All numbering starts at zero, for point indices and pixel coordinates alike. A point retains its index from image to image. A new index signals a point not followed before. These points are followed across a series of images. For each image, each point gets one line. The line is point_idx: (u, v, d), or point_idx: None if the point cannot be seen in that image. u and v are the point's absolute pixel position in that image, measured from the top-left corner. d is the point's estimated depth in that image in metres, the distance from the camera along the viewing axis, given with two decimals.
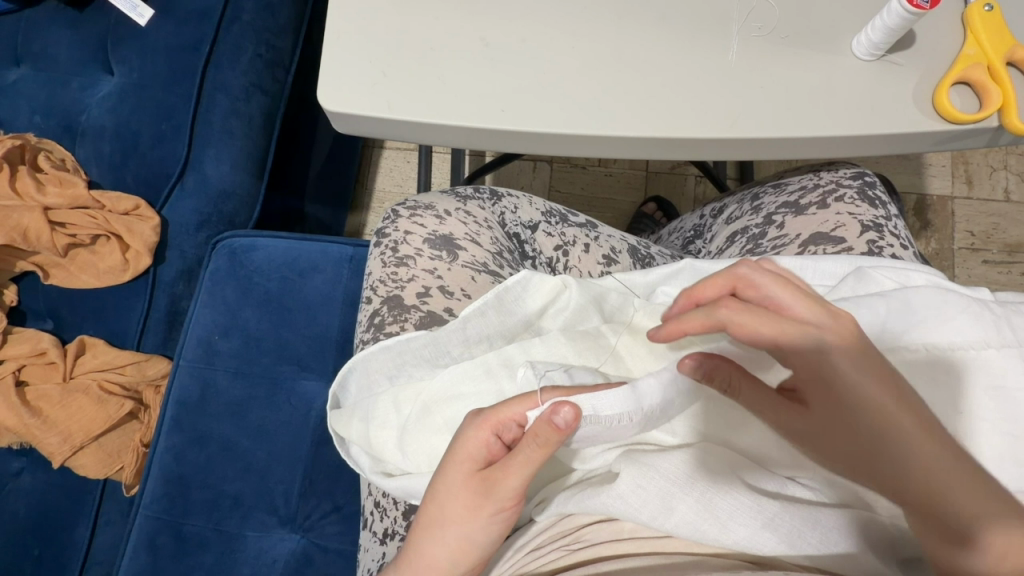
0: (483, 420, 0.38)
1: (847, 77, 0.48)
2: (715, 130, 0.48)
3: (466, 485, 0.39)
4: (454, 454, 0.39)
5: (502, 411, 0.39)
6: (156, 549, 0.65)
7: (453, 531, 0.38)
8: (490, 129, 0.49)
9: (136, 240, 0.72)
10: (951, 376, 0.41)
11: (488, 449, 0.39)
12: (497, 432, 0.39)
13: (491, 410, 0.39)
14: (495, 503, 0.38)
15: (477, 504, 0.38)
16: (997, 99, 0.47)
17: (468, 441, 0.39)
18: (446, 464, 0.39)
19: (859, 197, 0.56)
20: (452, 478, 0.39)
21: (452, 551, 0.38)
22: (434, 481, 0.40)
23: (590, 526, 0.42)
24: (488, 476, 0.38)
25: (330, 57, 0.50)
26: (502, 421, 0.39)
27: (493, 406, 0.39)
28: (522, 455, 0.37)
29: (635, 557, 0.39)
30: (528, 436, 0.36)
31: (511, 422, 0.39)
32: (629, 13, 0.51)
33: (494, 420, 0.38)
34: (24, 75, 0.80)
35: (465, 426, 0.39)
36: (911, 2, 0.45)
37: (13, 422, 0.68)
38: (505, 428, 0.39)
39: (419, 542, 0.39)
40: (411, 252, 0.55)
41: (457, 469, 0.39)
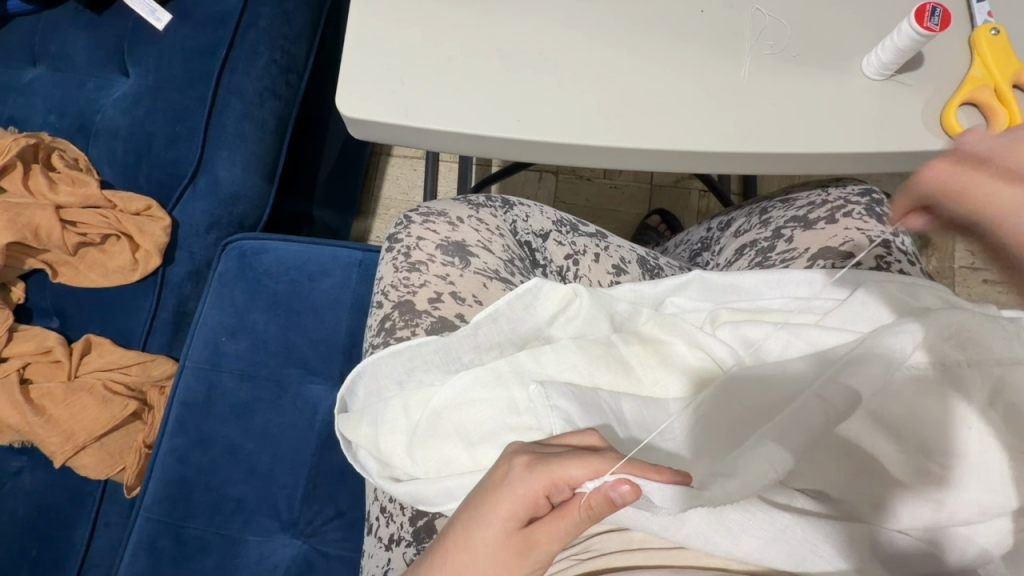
0: (538, 476, 0.37)
1: (857, 95, 0.49)
2: (727, 144, 0.49)
3: (504, 540, 0.37)
4: (496, 509, 0.37)
5: (557, 471, 0.37)
6: (156, 552, 0.65)
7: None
8: (504, 138, 0.50)
9: (147, 240, 0.73)
10: None
11: (534, 508, 0.37)
12: (548, 492, 0.37)
13: (546, 466, 0.37)
14: (532, 565, 0.37)
15: (513, 568, 0.36)
16: (1005, 119, 0.47)
17: (515, 495, 0.37)
18: (483, 513, 0.37)
19: (867, 214, 0.56)
20: (487, 529, 0.37)
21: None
22: (467, 532, 0.37)
23: (599, 536, 0.43)
24: (529, 536, 0.36)
25: (350, 64, 0.51)
26: (555, 481, 0.37)
27: (548, 462, 0.37)
28: (571, 522, 0.36)
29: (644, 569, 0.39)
30: (580, 505, 0.36)
31: (564, 484, 0.37)
32: (645, 29, 0.52)
33: (551, 479, 0.36)
34: (39, 75, 0.81)
35: (514, 476, 0.37)
36: (922, 24, 0.46)
37: (15, 420, 0.68)
38: (557, 490, 0.37)
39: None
40: (423, 258, 0.55)
41: (496, 523, 0.37)
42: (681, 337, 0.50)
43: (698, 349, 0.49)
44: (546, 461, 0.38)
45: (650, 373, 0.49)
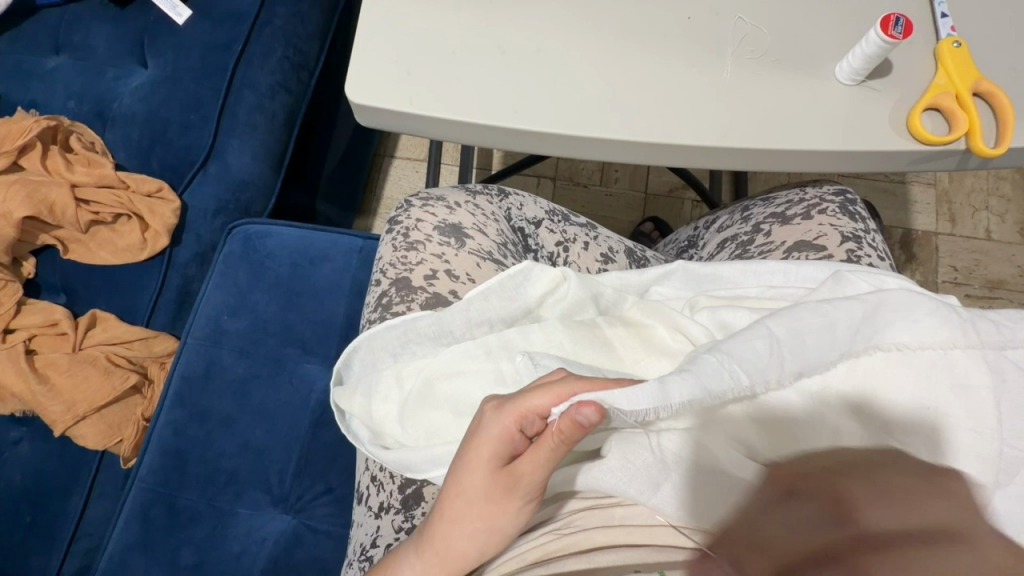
0: (508, 412, 0.40)
1: (830, 98, 0.53)
2: (708, 139, 0.52)
3: (491, 481, 0.41)
4: (478, 452, 0.41)
5: (523, 405, 0.39)
6: (149, 521, 0.66)
7: (477, 526, 0.41)
8: (502, 127, 0.53)
9: (156, 220, 0.76)
10: (922, 369, 0.44)
11: (512, 445, 0.40)
12: (520, 426, 0.40)
13: (513, 405, 0.40)
14: (522, 496, 0.40)
15: (505, 502, 0.40)
16: (964, 124, 0.51)
17: (490, 437, 0.40)
18: (467, 461, 0.41)
19: (841, 211, 0.60)
20: (474, 477, 0.41)
21: (475, 543, 0.41)
22: (460, 478, 0.41)
23: (582, 511, 0.44)
24: (513, 471, 0.40)
25: (360, 55, 0.55)
26: (524, 415, 0.39)
27: (513, 400, 0.40)
28: (547, 449, 0.38)
29: (626, 547, 0.41)
30: (552, 432, 0.38)
31: (533, 416, 0.39)
32: (636, 32, 0.56)
33: (518, 413, 0.39)
34: (62, 63, 0.85)
35: (486, 421, 0.41)
36: (887, 33, 0.50)
37: (19, 388, 0.70)
38: (529, 422, 0.39)
39: (441, 536, 0.42)
40: (421, 238, 0.58)
41: (479, 468, 0.41)
42: (661, 320, 0.52)
43: (678, 332, 0.50)
44: (513, 399, 0.40)
45: (631, 352, 0.51)
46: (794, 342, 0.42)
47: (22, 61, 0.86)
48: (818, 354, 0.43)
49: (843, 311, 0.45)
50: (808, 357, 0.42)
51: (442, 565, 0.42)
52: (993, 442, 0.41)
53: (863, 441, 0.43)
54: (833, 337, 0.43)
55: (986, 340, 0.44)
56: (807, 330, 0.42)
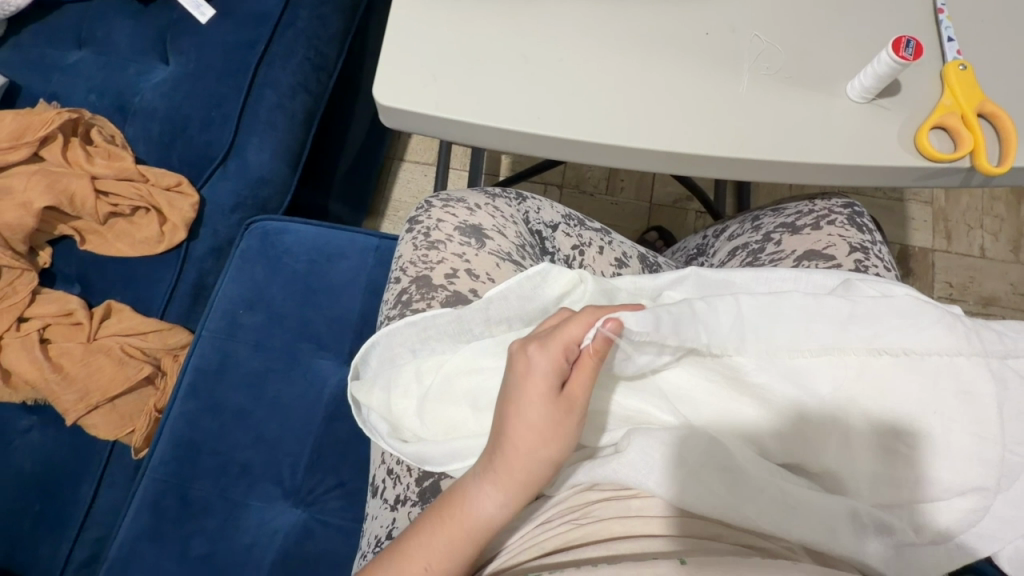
0: (551, 344, 0.43)
1: (842, 113, 0.56)
2: (725, 149, 0.54)
3: (550, 404, 0.42)
4: (531, 384, 0.42)
5: (564, 335, 0.43)
6: (160, 511, 0.67)
7: (547, 448, 0.42)
8: (525, 133, 0.55)
9: (175, 214, 0.77)
10: (931, 375, 0.45)
11: (559, 371, 0.43)
12: (564, 353, 0.43)
13: (555, 336, 0.43)
14: (578, 416, 0.43)
15: (565, 420, 0.42)
16: (969, 143, 0.53)
17: (542, 366, 0.42)
18: (524, 390, 0.43)
19: (849, 223, 0.62)
20: (535, 405, 0.42)
21: (543, 461, 0.42)
22: (519, 413, 0.42)
23: (600, 502, 0.44)
24: (566, 394, 0.42)
25: (390, 58, 0.56)
26: (566, 344, 0.43)
27: (552, 334, 0.43)
28: (590, 370, 0.42)
29: (641, 539, 0.42)
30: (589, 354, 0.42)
31: (573, 343, 0.43)
32: (657, 45, 0.58)
33: (560, 341, 0.43)
34: (83, 57, 0.86)
35: (536, 354, 0.43)
36: (898, 54, 0.52)
37: (33, 376, 0.71)
38: (570, 350, 0.43)
39: (513, 460, 0.42)
40: (442, 237, 0.60)
41: (536, 392, 0.42)
42: None
43: None
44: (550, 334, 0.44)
45: None
46: (765, 324, 0.48)
47: (44, 54, 0.87)
48: (794, 343, 0.47)
49: (828, 306, 0.48)
50: (779, 341, 0.47)
51: (518, 488, 0.42)
52: (994, 445, 0.43)
53: (870, 442, 0.45)
54: (813, 330, 0.47)
55: (989, 348, 0.46)
56: (778, 313, 0.48)
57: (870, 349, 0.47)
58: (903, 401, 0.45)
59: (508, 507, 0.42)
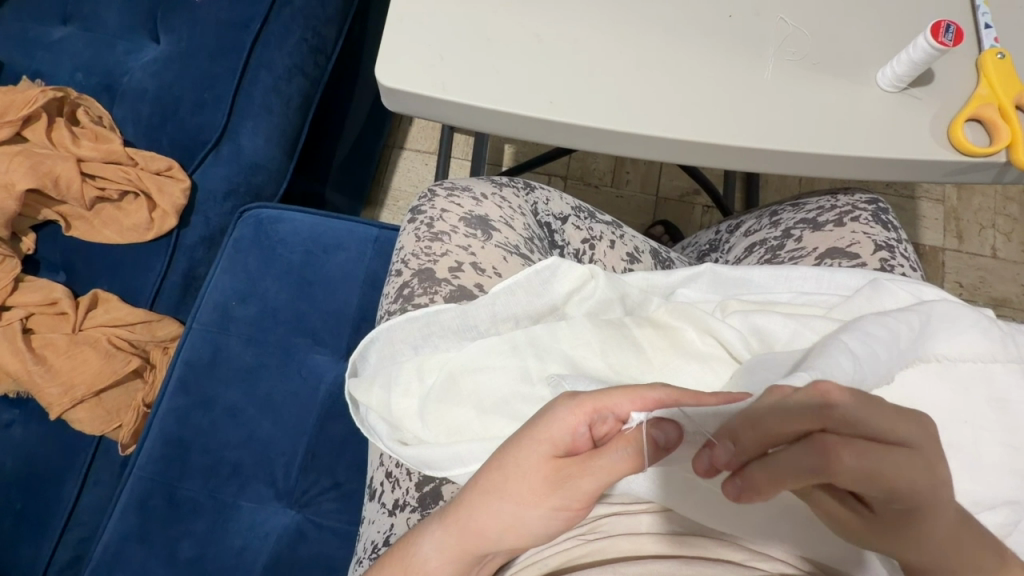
0: (579, 405, 0.36)
1: (871, 104, 0.53)
2: (748, 139, 0.51)
3: (538, 468, 0.37)
4: (536, 432, 0.37)
5: (603, 400, 0.36)
6: (147, 511, 0.64)
7: (508, 511, 0.37)
8: (537, 119, 0.52)
9: (165, 200, 0.74)
10: (966, 382, 0.43)
11: (573, 438, 0.37)
12: (589, 422, 0.36)
13: (590, 395, 0.37)
14: (564, 499, 0.36)
15: (543, 497, 0.36)
16: (1006, 136, 0.51)
17: (555, 423, 0.37)
18: (520, 438, 0.38)
19: (873, 220, 0.59)
20: (526, 451, 0.37)
21: (494, 519, 0.37)
22: (505, 451, 0.38)
23: (606, 518, 0.43)
24: (565, 466, 0.36)
25: (393, 37, 0.53)
26: (599, 411, 0.36)
27: (591, 391, 0.37)
28: (610, 455, 0.35)
29: (653, 561, 0.39)
30: (621, 437, 0.36)
31: (609, 415, 0.36)
32: (676, 28, 0.54)
33: (593, 406, 0.36)
34: (69, 34, 0.82)
35: (554, 408, 0.37)
36: (936, 40, 0.49)
37: (15, 367, 0.69)
38: (601, 419, 0.36)
39: (468, 508, 0.38)
40: (446, 229, 0.57)
41: (534, 440, 0.37)
42: (692, 323, 0.50)
43: (709, 335, 0.49)
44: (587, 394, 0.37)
45: (660, 354, 0.50)
46: (870, 354, 0.40)
47: (28, 29, 0.83)
48: (887, 371, 0.41)
49: (902, 321, 0.43)
50: (879, 370, 0.41)
51: (458, 543, 0.38)
52: None
53: None
54: (895, 348, 0.42)
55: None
56: (874, 340, 0.41)
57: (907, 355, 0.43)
58: (936, 407, 0.42)
59: (440, 561, 0.38)
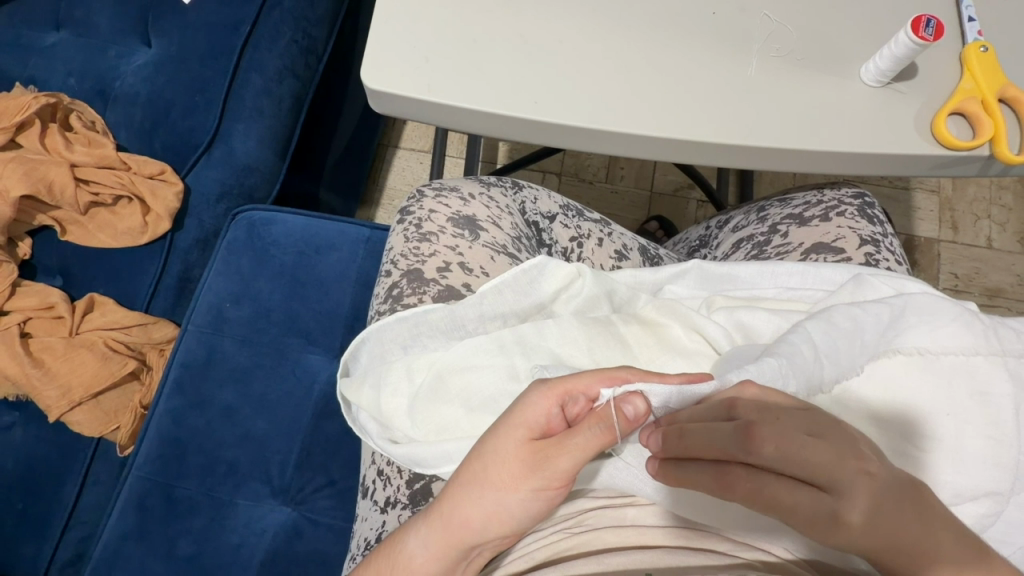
0: (550, 388, 0.37)
1: (855, 99, 0.53)
2: (732, 136, 0.51)
3: (516, 454, 0.37)
4: (511, 419, 0.38)
5: (571, 382, 0.37)
6: (146, 510, 0.65)
7: (490, 501, 0.38)
8: (522, 120, 0.52)
9: (158, 204, 0.75)
10: (949, 376, 0.43)
11: (547, 421, 0.37)
12: (562, 404, 0.37)
13: (559, 379, 0.38)
14: (544, 482, 0.37)
15: (523, 481, 0.37)
16: (989, 130, 0.51)
17: (528, 408, 0.37)
18: (496, 428, 0.39)
19: (858, 214, 0.59)
20: (502, 439, 0.38)
21: (477, 510, 0.38)
22: (483, 442, 0.39)
23: (593, 512, 0.43)
24: (542, 448, 0.37)
25: (377, 39, 0.53)
26: (569, 392, 0.37)
27: (561, 376, 0.38)
28: (584, 434, 0.36)
29: (636, 552, 0.39)
30: (592, 415, 0.36)
31: (579, 395, 0.37)
32: (661, 26, 0.55)
33: (563, 388, 0.37)
34: (62, 39, 0.83)
35: (526, 394, 0.38)
36: (917, 34, 0.49)
37: (14, 371, 0.70)
38: (572, 400, 0.37)
39: (451, 501, 0.39)
40: (434, 229, 0.57)
41: (510, 427, 0.38)
42: (677, 320, 0.51)
43: (695, 332, 0.50)
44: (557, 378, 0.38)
45: (646, 351, 0.50)
46: (832, 346, 0.42)
47: (21, 36, 0.83)
48: (851, 362, 0.43)
49: (872, 314, 0.44)
50: (841, 363, 0.42)
51: (443, 537, 0.39)
52: (1011, 449, 0.41)
53: (882, 443, 0.42)
54: (862, 342, 0.43)
55: (1007, 347, 0.44)
56: (840, 333, 0.43)
57: (883, 349, 0.44)
58: (917, 402, 0.43)
59: (427, 556, 0.39)
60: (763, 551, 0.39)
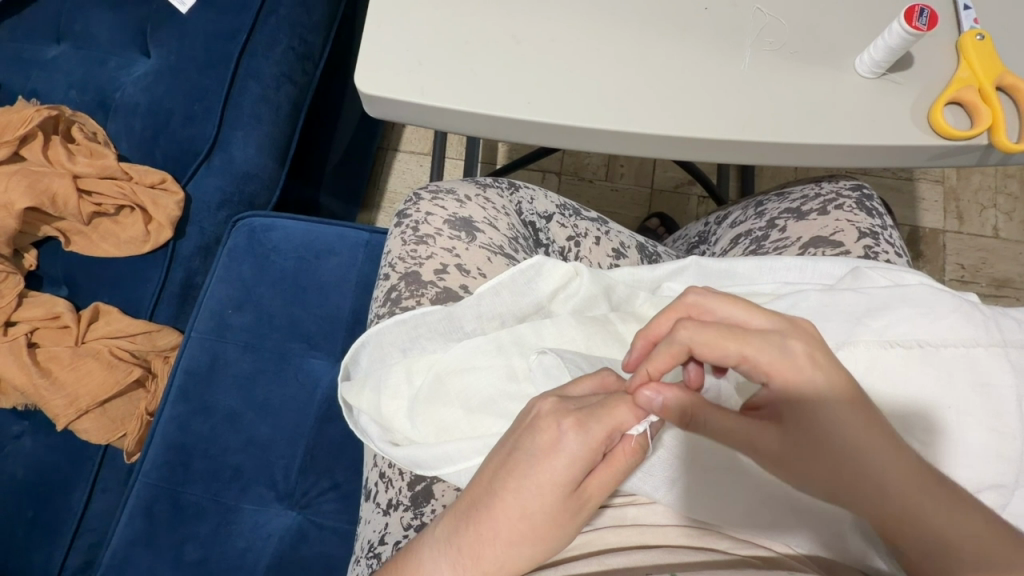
0: (593, 436, 0.36)
1: (850, 90, 0.52)
2: (726, 132, 0.51)
3: (560, 503, 0.36)
4: (553, 474, 0.36)
5: (610, 422, 0.36)
6: (153, 516, 0.66)
7: (533, 549, 0.37)
8: (515, 120, 0.52)
9: (159, 212, 0.76)
10: (952, 367, 0.42)
11: (588, 466, 0.36)
12: (602, 446, 0.36)
13: (599, 422, 0.36)
14: (582, 518, 0.38)
15: (568, 524, 0.37)
16: (987, 119, 0.50)
17: (571, 458, 0.36)
18: (537, 482, 0.36)
19: (857, 207, 0.59)
20: (546, 495, 0.36)
21: (525, 562, 0.37)
22: (525, 503, 0.36)
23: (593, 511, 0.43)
24: (582, 490, 0.37)
25: (370, 44, 0.54)
26: (609, 435, 0.36)
27: (599, 417, 0.36)
28: (620, 467, 0.37)
29: (636, 551, 0.39)
30: (626, 448, 0.37)
31: (614, 434, 0.37)
32: (652, 22, 0.55)
33: (604, 433, 0.36)
34: (62, 52, 0.84)
35: (566, 444, 0.36)
36: (911, 25, 0.49)
37: (22, 381, 0.71)
38: (610, 440, 0.37)
39: (493, 561, 0.36)
40: (431, 232, 0.58)
41: (555, 483, 0.36)
42: None
43: None
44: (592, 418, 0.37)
45: None
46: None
47: (23, 50, 0.84)
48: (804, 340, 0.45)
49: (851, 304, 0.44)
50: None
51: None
52: (1014, 441, 0.40)
53: None
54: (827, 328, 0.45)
55: (1010, 338, 0.43)
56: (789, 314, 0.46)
57: (880, 341, 0.43)
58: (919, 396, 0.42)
59: None
60: (762, 547, 0.40)
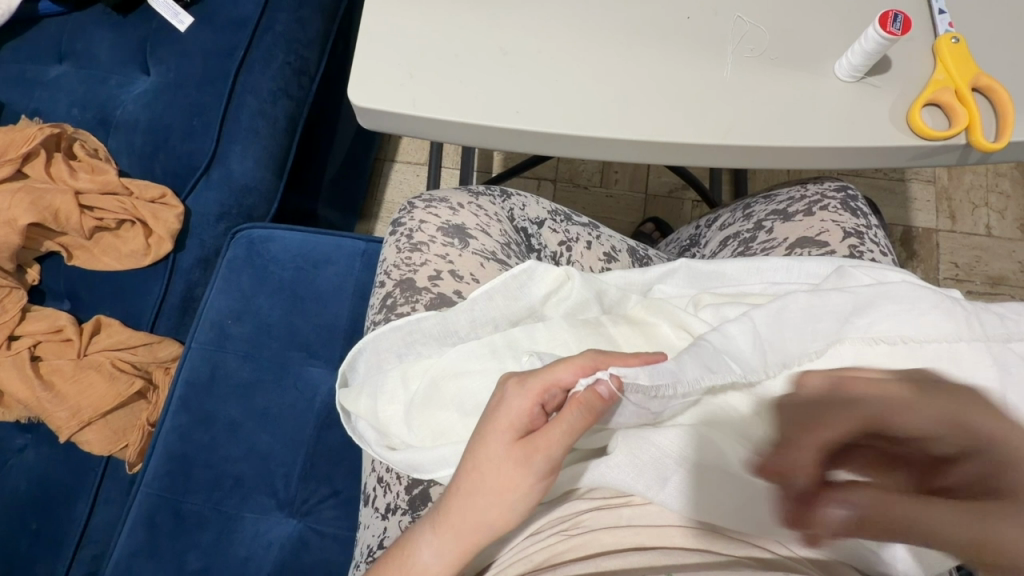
0: (529, 388, 0.39)
1: (830, 94, 0.54)
2: (710, 136, 0.53)
3: (505, 453, 0.39)
4: (497, 424, 0.39)
5: (545, 378, 0.39)
6: (155, 526, 0.66)
7: (492, 503, 0.39)
8: (504, 128, 0.54)
9: (159, 226, 0.78)
10: (936, 363, 0.43)
11: (531, 418, 0.39)
12: (541, 400, 0.39)
13: (535, 378, 0.39)
14: (536, 475, 0.38)
15: (520, 478, 0.38)
16: (964, 119, 0.52)
17: (511, 411, 0.39)
18: (485, 432, 0.40)
19: (842, 207, 0.61)
20: (493, 443, 0.39)
21: (486, 513, 0.39)
22: (475, 453, 0.40)
23: (590, 512, 0.42)
24: (530, 444, 0.39)
25: (362, 59, 0.55)
26: (547, 389, 0.39)
27: (537, 374, 0.40)
28: (566, 420, 0.38)
29: (631, 553, 0.39)
30: (572, 402, 0.38)
31: (555, 389, 0.39)
32: (636, 32, 0.56)
33: (540, 386, 0.39)
34: (64, 71, 0.86)
35: (506, 397, 0.40)
36: (885, 29, 0.50)
37: (25, 394, 0.73)
38: (551, 395, 0.39)
39: (456, 511, 0.39)
40: (424, 239, 0.59)
41: (500, 432, 0.39)
42: (666, 318, 0.51)
43: (682, 329, 0.50)
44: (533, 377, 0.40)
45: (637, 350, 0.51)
46: (772, 324, 0.44)
47: (26, 70, 0.86)
48: (801, 346, 0.44)
49: (831, 301, 0.45)
50: (789, 349, 0.44)
51: (457, 547, 0.39)
52: None
53: None
54: (818, 327, 0.44)
55: (990, 332, 0.44)
56: (789, 321, 0.45)
57: (864, 338, 0.44)
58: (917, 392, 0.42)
59: (442, 566, 0.39)
60: (758, 548, 0.39)
